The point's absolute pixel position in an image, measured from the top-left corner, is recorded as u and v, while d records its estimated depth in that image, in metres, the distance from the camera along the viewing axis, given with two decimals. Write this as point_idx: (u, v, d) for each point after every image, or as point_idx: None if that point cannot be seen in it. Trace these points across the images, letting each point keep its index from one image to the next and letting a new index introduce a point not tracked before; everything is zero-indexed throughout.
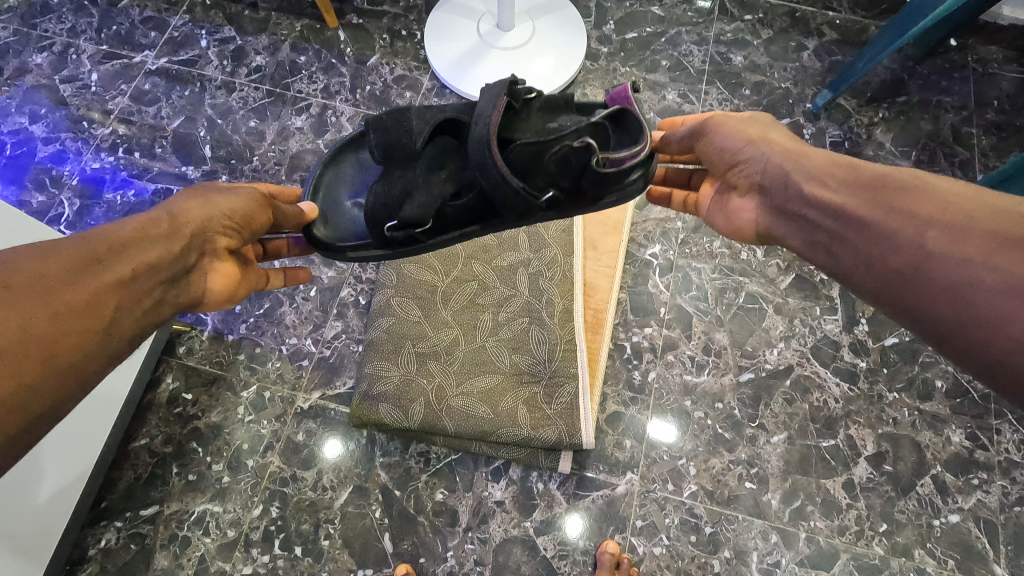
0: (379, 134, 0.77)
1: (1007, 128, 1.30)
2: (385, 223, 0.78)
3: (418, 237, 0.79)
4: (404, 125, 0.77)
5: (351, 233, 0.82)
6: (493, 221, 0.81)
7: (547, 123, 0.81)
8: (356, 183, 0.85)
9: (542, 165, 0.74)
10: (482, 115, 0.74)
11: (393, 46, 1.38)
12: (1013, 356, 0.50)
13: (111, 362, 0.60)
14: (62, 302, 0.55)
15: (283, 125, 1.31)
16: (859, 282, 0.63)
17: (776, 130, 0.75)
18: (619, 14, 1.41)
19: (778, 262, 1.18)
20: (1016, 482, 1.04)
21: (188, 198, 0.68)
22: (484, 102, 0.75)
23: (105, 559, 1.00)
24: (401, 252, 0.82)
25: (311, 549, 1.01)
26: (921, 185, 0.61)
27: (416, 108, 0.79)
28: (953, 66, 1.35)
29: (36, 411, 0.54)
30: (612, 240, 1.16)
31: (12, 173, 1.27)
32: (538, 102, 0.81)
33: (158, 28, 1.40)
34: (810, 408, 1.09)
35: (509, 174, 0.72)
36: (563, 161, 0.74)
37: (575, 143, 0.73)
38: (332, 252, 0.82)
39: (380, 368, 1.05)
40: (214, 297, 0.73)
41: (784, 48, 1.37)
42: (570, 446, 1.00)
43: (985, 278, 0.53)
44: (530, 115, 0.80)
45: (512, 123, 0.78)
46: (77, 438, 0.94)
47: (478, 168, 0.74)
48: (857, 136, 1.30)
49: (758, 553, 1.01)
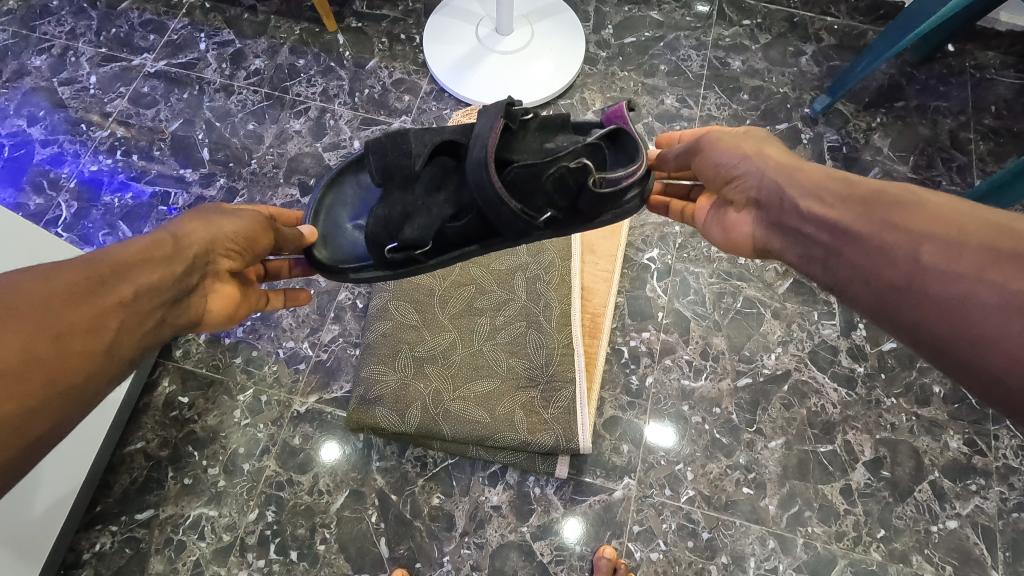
0: (378, 159, 0.78)
1: (1004, 133, 1.30)
2: (385, 245, 0.78)
3: (417, 257, 0.79)
4: (403, 148, 0.77)
5: (351, 255, 0.82)
6: (493, 240, 0.81)
7: (544, 143, 0.81)
8: (357, 206, 0.85)
9: (540, 185, 0.74)
10: (480, 136, 0.74)
11: (392, 50, 1.38)
12: (1012, 373, 0.49)
13: (111, 382, 0.60)
14: (64, 324, 0.55)
15: (281, 128, 1.31)
16: (856, 298, 0.63)
17: (772, 144, 0.76)
18: (618, 18, 1.41)
19: (776, 267, 1.18)
20: (1014, 488, 1.04)
21: (192, 219, 0.68)
22: (481, 123, 0.76)
23: (99, 564, 0.99)
24: (401, 271, 0.82)
25: (306, 554, 1.00)
26: (916, 199, 0.61)
27: (415, 131, 0.79)
28: (951, 71, 1.35)
29: (36, 434, 0.54)
30: (609, 243, 1.16)
31: (10, 175, 1.26)
32: (535, 123, 0.81)
33: (157, 31, 1.40)
34: (807, 413, 1.09)
35: (507, 195, 0.72)
36: (561, 181, 0.74)
37: (572, 163, 0.73)
38: (334, 274, 0.82)
39: (377, 373, 1.05)
40: (213, 317, 0.72)
41: (783, 53, 1.38)
42: (567, 451, 0.99)
43: (983, 293, 0.52)
44: (525, 135, 0.81)
45: (508, 143, 0.80)
46: (76, 437, 0.94)
47: (475, 188, 0.73)
48: (855, 142, 1.30)
49: (756, 558, 1.00)
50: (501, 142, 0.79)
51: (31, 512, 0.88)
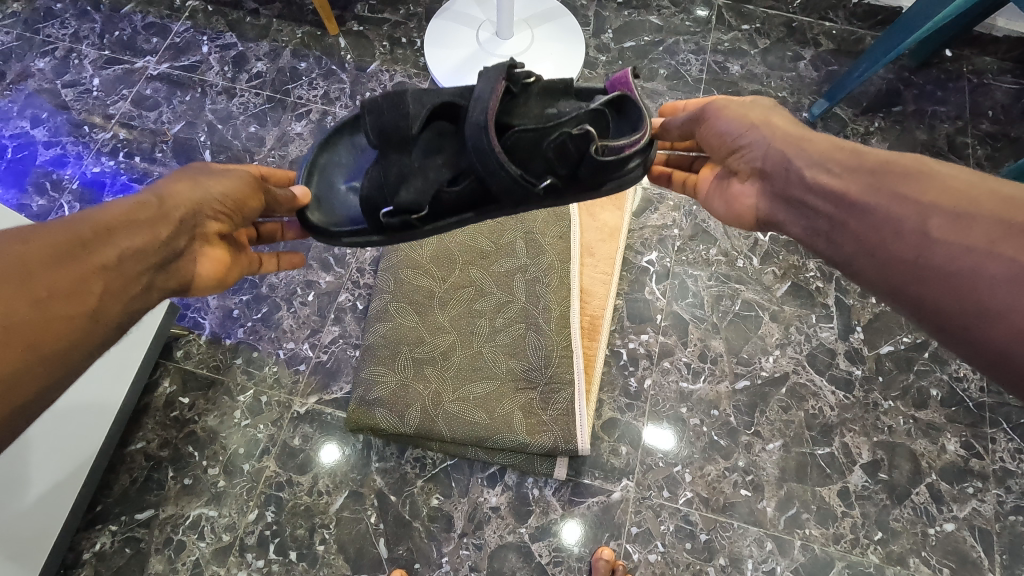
0: (374, 118, 0.77)
1: (1001, 138, 1.31)
2: (380, 208, 0.79)
3: (413, 223, 0.80)
4: (401, 109, 0.77)
5: (345, 218, 0.83)
6: (489, 208, 0.81)
7: (544, 109, 0.82)
8: (353, 168, 0.86)
9: (541, 152, 0.75)
10: (479, 99, 0.74)
11: (393, 53, 1.39)
12: (1014, 345, 0.50)
13: (100, 347, 0.61)
14: (44, 288, 0.56)
15: (283, 130, 1.31)
16: (859, 269, 0.64)
17: (779, 113, 0.76)
18: (618, 23, 1.42)
19: (774, 270, 1.19)
20: (1011, 491, 1.04)
21: (178, 179, 0.68)
22: (482, 85, 0.75)
23: (99, 563, 1.00)
24: (397, 238, 0.82)
25: (306, 554, 1.01)
26: (925, 171, 0.61)
27: (413, 91, 0.79)
28: (948, 76, 1.36)
29: (20, 398, 0.55)
30: (608, 246, 1.17)
31: (12, 176, 1.27)
32: (536, 88, 0.81)
33: (160, 34, 1.41)
34: (805, 416, 1.09)
35: (507, 160, 0.73)
36: (561, 148, 0.74)
37: (574, 130, 0.73)
38: (326, 236, 0.82)
39: (376, 374, 1.05)
40: (205, 281, 0.72)
41: (781, 58, 1.38)
42: (565, 452, 1.00)
43: (990, 267, 0.53)
44: (527, 99, 0.81)
45: (510, 107, 0.80)
46: (69, 437, 0.95)
47: (474, 153, 0.73)
48: (853, 146, 1.30)
49: (753, 560, 1.01)
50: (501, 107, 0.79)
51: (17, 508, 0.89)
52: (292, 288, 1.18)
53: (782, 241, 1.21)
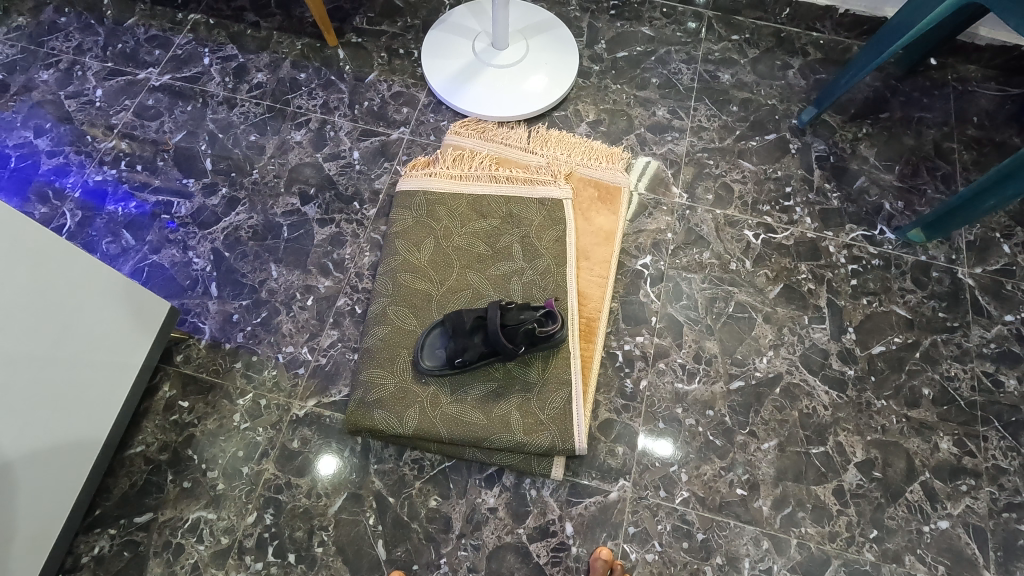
0: (455, 317, 1.06)
1: (987, 144, 1.34)
2: (445, 363, 1.04)
3: (455, 367, 1.04)
4: (467, 314, 1.05)
5: (429, 368, 1.06)
6: (496, 358, 1.04)
7: (521, 316, 1.04)
8: (433, 347, 1.07)
9: (515, 340, 1.02)
10: (491, 319, 1.00)
11: (391, 64, 1.42)
12: None
13: None
14: None
15: (282, 139, 1.34)
16: None
17: None
18: (610, 34, 1.46)
19: (766, 273, 1.21)
20: (1004, 489, 1.05)
21: None
22: (491, 313, 1.01)
23: (97, 567, 1.00)
24: (453, 372, 1.05)
25: (305, 556, 1.01)
26: None
27: (470, 311, 1.06)
28: (933, 84, 1.40)
29: None
30: (603, 249, 1.20)
31: (15, 185, 1.29)
32: (514, 305, 1.05)
33: (162, 46, 1.44)
34: (799, 416, 1.10)
35: (508, 345, 1.00)
36: (529, 334, 1.01)
37: (535, 326, 1.01)
38: (415, 369, 1.07)
39: (375, 376, 1.07)
40: None
41: (770, 67, 1.42)
42: (563, 452, 1.03)
43: None
44: (507, 311, 1.04)
45: (504, 314, 1.04)
46: (63, 474, 0.92)
47: (494, 345, 1.01)
48: (842, 152, 1.33)
49: (750, 559, 1.01)
50: (508, 315, 1.04)
51: (17, 544, 0.87)
52: (292, 293, 1.20)
53: (773, 245, 1.24)
